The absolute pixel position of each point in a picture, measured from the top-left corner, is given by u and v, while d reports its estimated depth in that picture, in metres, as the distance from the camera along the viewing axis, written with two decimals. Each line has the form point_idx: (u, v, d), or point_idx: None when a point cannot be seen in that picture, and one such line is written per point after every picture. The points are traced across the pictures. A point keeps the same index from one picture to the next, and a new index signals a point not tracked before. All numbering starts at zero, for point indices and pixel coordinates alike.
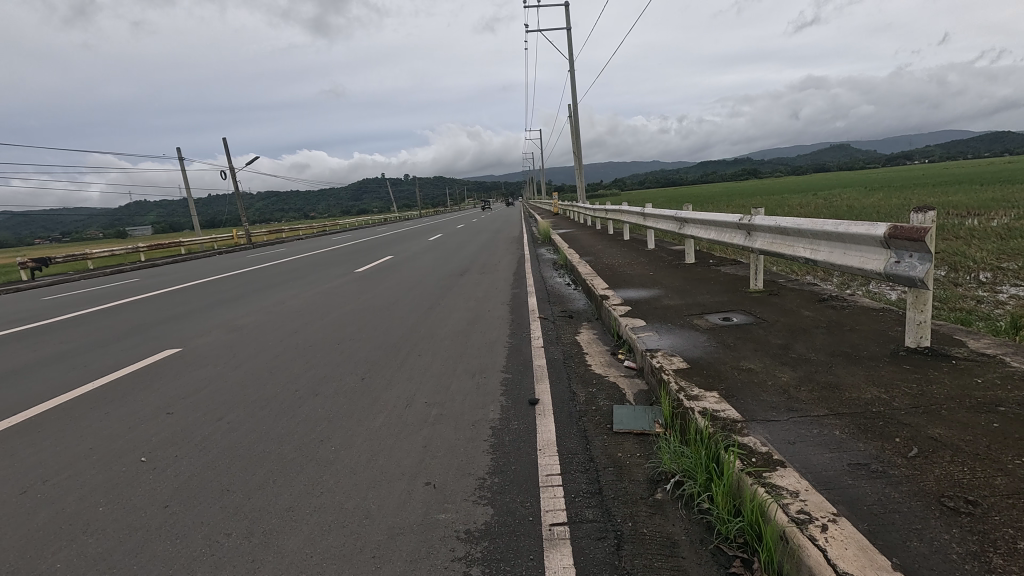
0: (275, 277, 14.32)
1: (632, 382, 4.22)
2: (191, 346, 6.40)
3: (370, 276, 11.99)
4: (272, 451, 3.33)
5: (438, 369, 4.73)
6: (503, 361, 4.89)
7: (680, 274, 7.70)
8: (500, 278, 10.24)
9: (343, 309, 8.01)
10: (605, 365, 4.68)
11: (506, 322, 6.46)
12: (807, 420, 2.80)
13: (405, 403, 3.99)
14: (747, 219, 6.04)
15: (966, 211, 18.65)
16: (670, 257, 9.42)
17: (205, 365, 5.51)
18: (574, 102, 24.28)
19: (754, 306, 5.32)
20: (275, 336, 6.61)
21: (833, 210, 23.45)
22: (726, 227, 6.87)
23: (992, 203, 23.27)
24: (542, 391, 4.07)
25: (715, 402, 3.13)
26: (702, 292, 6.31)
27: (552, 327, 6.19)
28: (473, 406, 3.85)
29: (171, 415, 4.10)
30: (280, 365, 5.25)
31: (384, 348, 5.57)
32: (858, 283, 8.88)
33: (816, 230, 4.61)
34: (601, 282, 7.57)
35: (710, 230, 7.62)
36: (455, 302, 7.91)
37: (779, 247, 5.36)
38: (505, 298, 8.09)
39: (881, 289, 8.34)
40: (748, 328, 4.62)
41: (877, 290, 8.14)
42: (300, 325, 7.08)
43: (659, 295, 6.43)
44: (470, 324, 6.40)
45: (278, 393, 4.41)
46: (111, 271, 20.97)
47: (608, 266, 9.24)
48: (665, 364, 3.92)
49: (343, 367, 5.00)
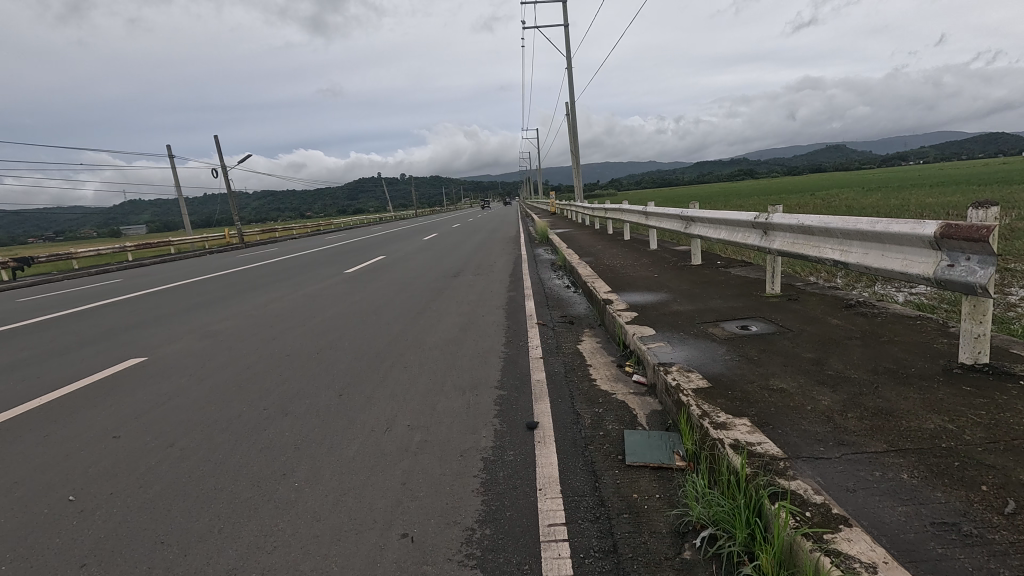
0: (262, 278, 13.76)
1: (644, 401, 3.72)
2: (159, 354, 5.87)
3: (360, 277, 11.48)
4: (224, 489, 2.81)
5: (425, 385, 4.23)
6: (497, 374, 4.39)
7: (687, 277, 7.21)
8: (496, 280, 9.73)
9: (327, 313, 7.48)
10: (612, 380, 4.19)
11: (501, 328, 5.96)
12: (865, 460, 2.30)
13: (384, 426, 3.49)
14: (764, 218, 5.55)
15: (971, 212, 18.20)
16: (675, 258, 8.93)
17: (169, 377, 4.99)
18: (572, 99, 23.78)
19: (773, 313, 4.83)
20: (252, 343, 6.09)
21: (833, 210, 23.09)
22: (737, 227, 6.38)
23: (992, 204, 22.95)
24: (541, 411, 3.57)
25: (748, 433, 2.64)
26: (714, 296, 5.82)
27: (551, 334, 5.69)
28: (462, 430, 3.35)
29: (118, 439, 3.58)
30: (251, 378, 4.73)
31: (367, 359, 5.06)
32: (864, 284, 8.45)
33: (848, 229, 4.12)
34: (603, 285, 7.07)
35: (718, 230, 7.13)
36: (447, 306, 7.40)
37: (801, 248, 4.87)
38: (500, 302, 7.58)
39: (888, 291, 7.90)
40: (772, 339, 4.13)
41: (885, 292, 7.70)
42: (278, 332, 6.56)
43: (667, 299, 5.94)
44: (462, 332, 5.89)
45: (243, 412, 3.90)
46: (96, 271, 20.35)
47: (609, 267, 8.75)
48: (683, 383, 3.42)
49: (320, 381, 4.49)
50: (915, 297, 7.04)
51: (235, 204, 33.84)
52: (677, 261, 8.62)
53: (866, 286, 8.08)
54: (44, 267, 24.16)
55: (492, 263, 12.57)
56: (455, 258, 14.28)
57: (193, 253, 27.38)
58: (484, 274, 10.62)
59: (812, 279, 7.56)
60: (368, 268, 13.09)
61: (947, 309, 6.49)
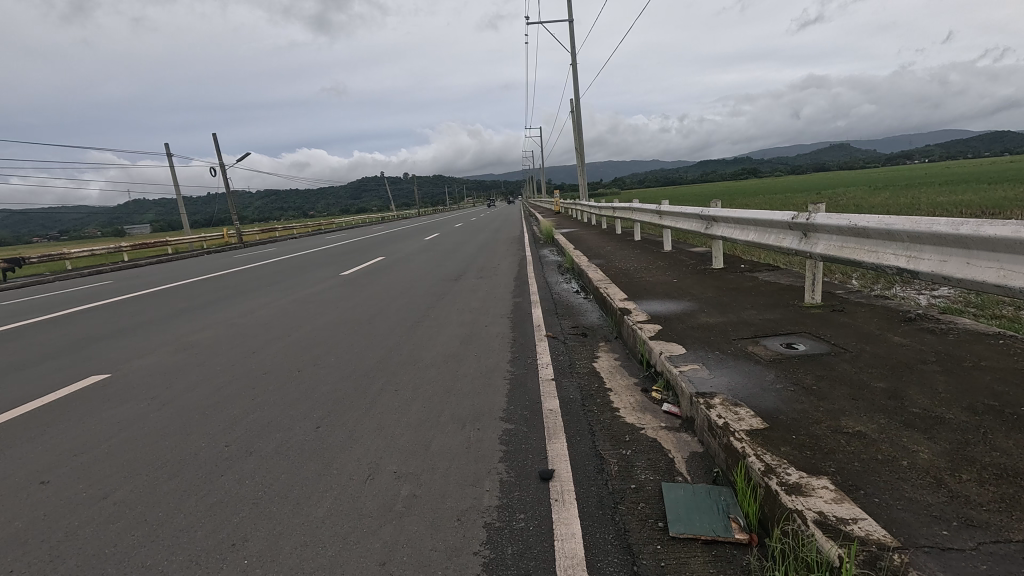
0: (254, 280, 13.13)
1: (681, 441, 3.09)
2: (124, 371, 5.24)
3: (356, 280, 10.87)
4: (156, 568, 2.20)
5: (418, 415, 3.60)
6: (503, 401, 3.76)
7: (711, 282, 6.56)
8: (500, 284, 9.10)
9: (317, 323, 6.86)
10: (638, 410, 3.55)
11: (506, 342, 5.32)
12: (1016, 558, 1.67)
13: (366, 473, 2.87)
14: (805, 218, 4.90)
15: (990, 212, 17.48)
16: (692, 261, 8.30)
17: (128, 400, 4.37)
18: (577, 95, 23.12)
19: (821, 329, 4.19)
20: (230, 358, 5.46)
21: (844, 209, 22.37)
22: (769, 227, 5.73)
23: (1008, 202, 22.21)
24: (557, 455, 2.94)
25: (835, 501, 2.00)
26: (746, 307, 5.17)
27: (563, 349, 5.05)
28: (459, 480, 2.73)
29: (46, 486, 2.97)
30: (221, 402, 4.12)
31: (356, 380, 4.43)
32: (883, 284, 7.83)
33: (919, 232, 3.46)
34: (618, 292, 6.43)
35: (744, 230, 6.49)
36: (448, 315, 6.76)
37: (854, 254, 4.21)
38: (506, 310, 6.93)
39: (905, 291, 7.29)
40: (828, 361, 3.48)
41: (903, 294, 7.09)
42: (261, 344, 5.94)
43: (693, 309, 5.29)
44: (463, 346, 5.25)
45: (200, 452, 3.27)
46: (89, 273, 19.75)
47: (622, 271, 8.10)
48: (732, 422, 2.79)
49: (297, 409, 3.87)
50: (957, 303, 6.37)
51: (233, 204, 33.30)
52: (695, 265, 7.98)
53: (883, 287, 7.46)
54: (38, 268, 23.59)
55: (496, 265, 11.95)
56: (457, 260, 13.63)
57: (190, 253, 26.85)
58: (488, 277, 9.98)
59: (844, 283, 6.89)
60: (365, 271, 12.45)
61: (970, 312, 5.90)
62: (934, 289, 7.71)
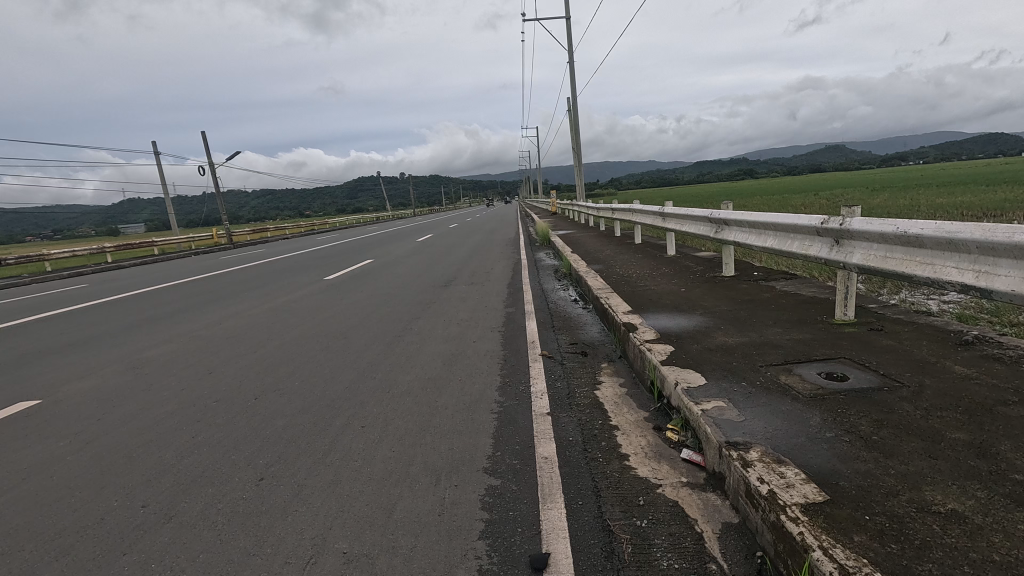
0: (234, 284, 12.43)
1: (709, 506, 2.45)
2: (58, 396, 4.57)
3: (340, 286, 10.21)
4: None
5: (383, 464, 2.96)
6: (489, 444, 3.13)
7: (723, 293, 5.95)
8: (493, 291, 8.46)
9: (288, 337, 6.19)
10: (652, 459, 2.91)
11: (496, 363, 4.68)
12: None
13: (305, 554, 2.24)
14: (837, 223, 4.27)
15: (993, 213, 16.97)
16: (700, 267, 7.68)
17: (47, 435, 3.72)
18: (574, 92, 22.45)
19: (863, 355, 3.57)
20: (181, 380, 4.81)
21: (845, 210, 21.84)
22: (792, 232, 5.11)
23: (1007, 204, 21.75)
24: (553, 530, 2.30)
25: None
26: (767, 324, 4.54)
27: (560, 373, 4.40)
28: (424, 570, 2.09)
29: None
30: (153, 442, 3.46)
31: (317, 412, 3.79)
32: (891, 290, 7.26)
33: (996, 242, 2.83)
34: (621, 303, 5.80)
35: (760, 235, 5.86)
36: (433, 329, 6.11)
37: (902, 266, 3.58)
38: (497, 322, 6.29)
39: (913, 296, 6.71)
40: (884, 401, 2.85)
41: (911, 299, 6.51)
42: (221, 362, 5.28)
43: (708, 326, 4.66)
44: (447, 368, 4.61)
45: (107, 517, 2.63)
46: (68, 275, 19.03)
47: (624, 278, 7.47)
48: (779, 491, 2.15)
49: (241, 453, 3.22)
50: (972, 309, 5.82)
51: (223, 204, 32.54)
52: (703, 272, 7.36)
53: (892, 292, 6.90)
54: (17, 270, 22.75)
55: (489, 269, 11.30)
56: (449, 263, 12.97)
57: (176, 253, 26.08)
58: (480, 283, 9.34)
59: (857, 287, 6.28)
60: (351, 275, 11.78)
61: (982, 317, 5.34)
62: (942, 292, 7.15)
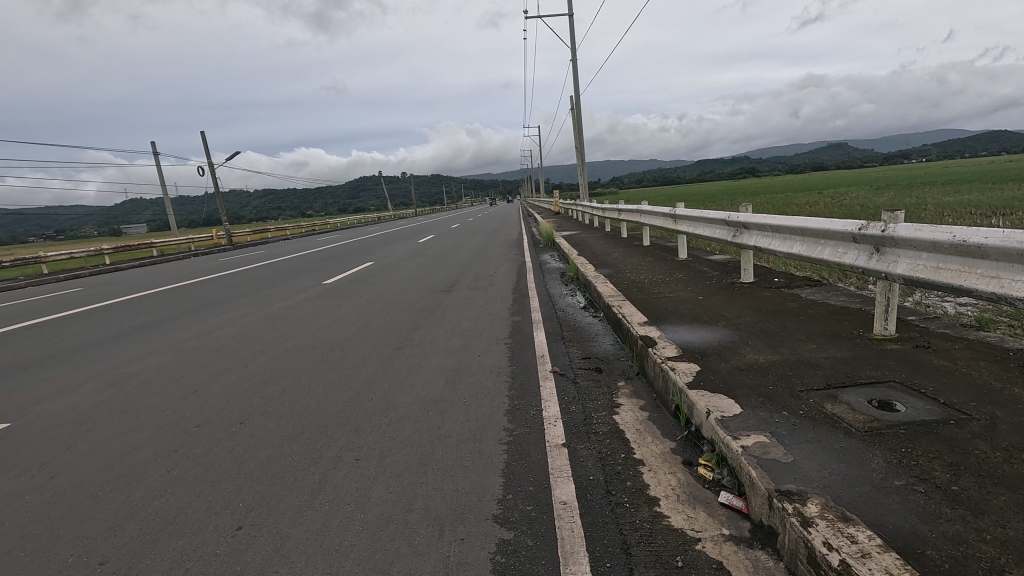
0: (230, 288, 12.06)
1: (760, 569, 2.07)
2: (28, 418, 4.21)
3: (338, 291, 9.83)
4: None
5: (377, 510, 2.60)
6: (500, 485, 2.76)
7: (744, 301, 5.59)
8: (497, 298, 8.10)
9: (281, 349, 5.83)
10: (687, 505, 2.54)
11: (503, 381, 4.31)
12: None
13: None
14: (877, 229, 3.90)
15: (1002, 212, 16.57)
16: (715, 272, 7.32)
17: (8, 468, 3.35)
18: (577, 89, 22.09)
19: (915, 378, 3.20)
20: (163, 400, 4.44)
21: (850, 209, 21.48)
22: (822, 238, 4.74)
23: (1016, 202, 21.39)
24: None
25: None
26: (800, 339, 4.17)
27: (574, 393, 4.03)
28: None
29: None
30: (123, 478, 3.10)
31: (307, 441, 3.43)
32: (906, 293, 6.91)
33: None
34: (635, 314, 5.44)
35: (784, 239, 5.50)
36: (435, 340, 5.74)
37: (959, 279, 3.22)
38: (503, 333, 5.93)
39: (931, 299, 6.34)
40: (953, 437, 2.49)
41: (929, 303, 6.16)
42: (208, 379, 4.91)
43: (734, 341, 4.29)
44: (450, 387, 4.25)
45: None
46: (63, 278, 18.67)
47: (636, 284, 7.11)
48: (854, 561, 1.78)
49: (218, 493, 2.86)
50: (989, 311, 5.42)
51: (223, 205, 32.23)
52: (719, 277, 7.00)
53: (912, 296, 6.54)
54: (13, 272, 22.41)
55: (492, 273, 10.93)
56: (450, 266, 12.59)
57: (175, 255, 25.73)
58: (483, 288, 8.98)
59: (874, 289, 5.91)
60: (350, 279, 11.41)
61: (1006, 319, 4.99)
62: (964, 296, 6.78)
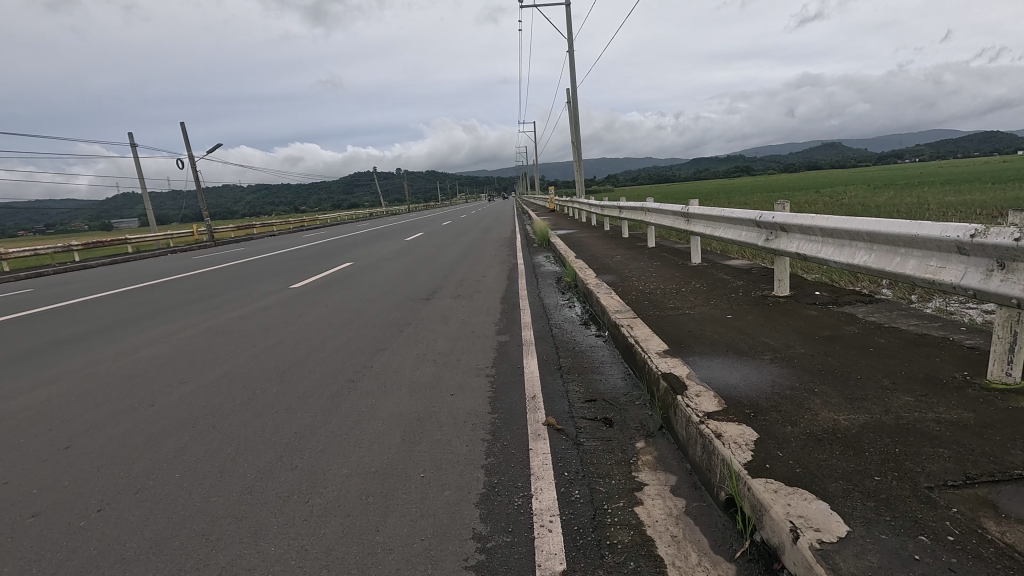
0: (190, 291, 10.81)
1: None
2: None
3: (305, 297, 8.63)
4: None
5: None
6: None
7: (788, 324, 4.45)
8: (485, 309, 6.95)
9: (206, 380, 4.64)
10: None
11: (479, 441, 3.15)
12: None
13: None
14: (1007, 236, 2.75)
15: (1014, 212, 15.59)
16: (740, 282, 6.19)
17: None
18: (575, 82, 20.92)
19: None
20: (18, 462, 3.25)
21: (850, 208, 20.50)
22: (903, 245, 3.59)
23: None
24: None
25: None
26: (886, 387, 3.04)
27: (576, 463, 2.88)
28: None
29: None
30: None
31: (176, 558, 2.26)
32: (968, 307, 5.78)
33: None
34: (651, 338, 4.29)
35: (839, 245, 4.35)
36: (400, 369, 4.58)
37: None
38: (486, 359, 4.77)
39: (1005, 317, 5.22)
40: None
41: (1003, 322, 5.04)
42: (94, 426, 3.73)
43: (794, 387, 3.15)
44: (407, 449, 3.10)
45: None
46: (23, 276, 17.32)
47: (647, 296, 5.95)
48: None
49: None
50: None
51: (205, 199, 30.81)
52: (747, 288, 5.86)
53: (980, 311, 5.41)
54: None
55: (481, 278, 9.74)
56: (435, 269, 11.39)
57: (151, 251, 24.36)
58: (469, 297, 7.82)
59: (925, 309, 4.81)
60: (322, 283, 10.18)
61: None
62: None
